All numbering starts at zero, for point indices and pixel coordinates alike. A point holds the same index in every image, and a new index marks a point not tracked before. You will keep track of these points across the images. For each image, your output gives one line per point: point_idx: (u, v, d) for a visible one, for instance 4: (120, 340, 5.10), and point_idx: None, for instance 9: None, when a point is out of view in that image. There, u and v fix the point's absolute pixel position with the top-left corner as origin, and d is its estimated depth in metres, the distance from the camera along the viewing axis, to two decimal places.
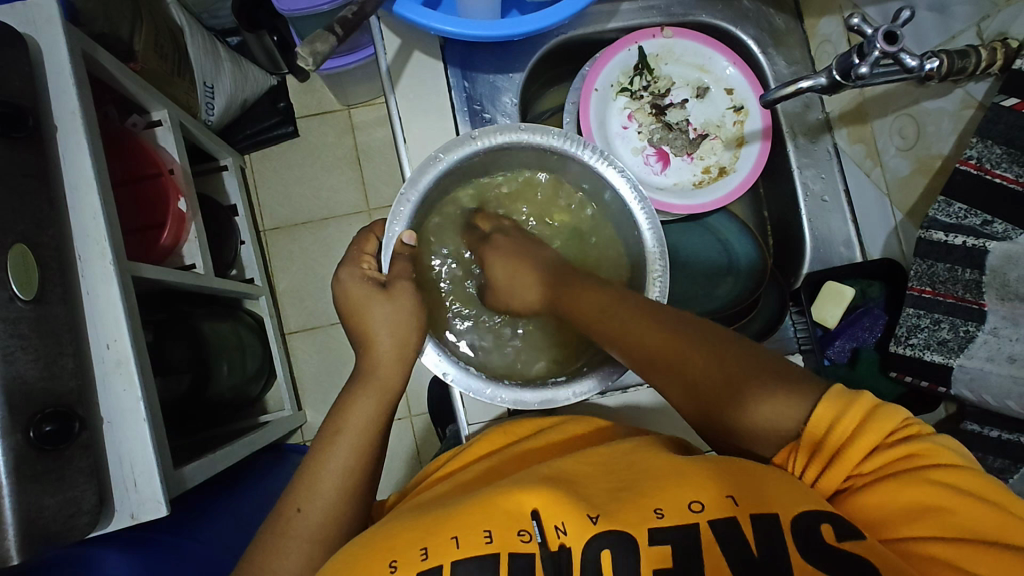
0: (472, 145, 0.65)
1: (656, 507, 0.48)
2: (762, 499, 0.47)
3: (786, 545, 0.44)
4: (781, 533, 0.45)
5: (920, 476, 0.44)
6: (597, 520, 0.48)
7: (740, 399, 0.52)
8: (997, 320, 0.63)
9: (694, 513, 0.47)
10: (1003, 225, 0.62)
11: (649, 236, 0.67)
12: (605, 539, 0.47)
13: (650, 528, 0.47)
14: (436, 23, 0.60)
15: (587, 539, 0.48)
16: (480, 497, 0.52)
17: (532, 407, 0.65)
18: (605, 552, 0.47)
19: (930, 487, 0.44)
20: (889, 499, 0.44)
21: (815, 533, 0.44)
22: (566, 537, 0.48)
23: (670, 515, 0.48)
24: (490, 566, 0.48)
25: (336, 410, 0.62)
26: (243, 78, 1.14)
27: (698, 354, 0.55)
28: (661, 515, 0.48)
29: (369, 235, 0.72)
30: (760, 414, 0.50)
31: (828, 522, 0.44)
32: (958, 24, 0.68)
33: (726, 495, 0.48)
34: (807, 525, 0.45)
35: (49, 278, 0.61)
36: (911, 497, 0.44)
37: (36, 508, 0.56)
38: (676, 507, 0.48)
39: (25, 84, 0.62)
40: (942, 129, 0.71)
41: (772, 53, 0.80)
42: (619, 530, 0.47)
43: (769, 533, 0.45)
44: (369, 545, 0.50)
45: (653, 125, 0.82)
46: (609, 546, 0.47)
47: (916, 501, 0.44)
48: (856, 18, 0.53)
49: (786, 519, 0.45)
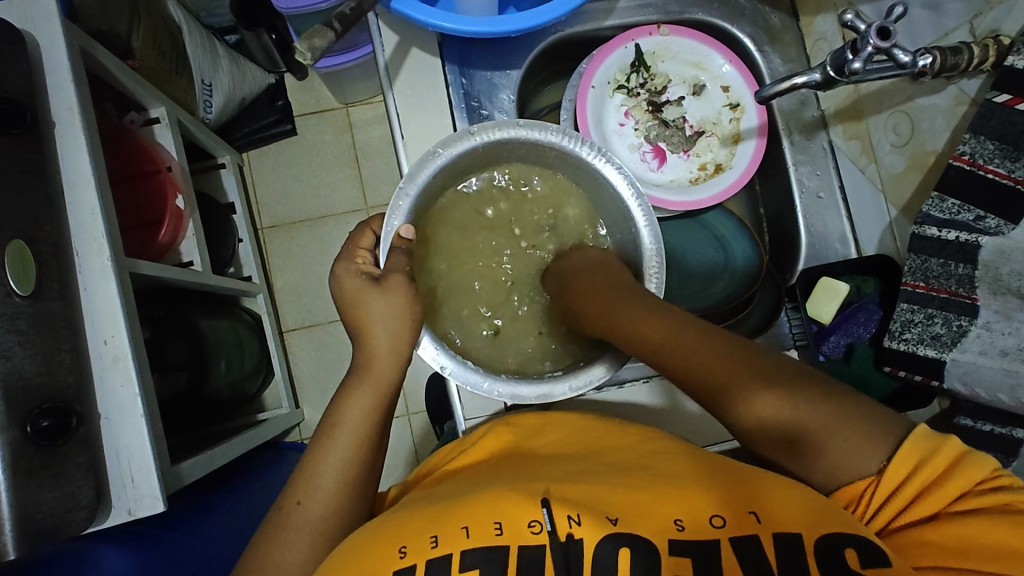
0: (471, 140, 0.66)
1: (675, 517, 0.49)
2: (787, 517, 0.48)
3: (806, 561, 0.45)
4: (802, 551, 0.46)
5: (1010, 519, 0.44)
6: (615, 522, 0.48)
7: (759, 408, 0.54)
8: (991, 315, 0.63)
9: (715, 528, 0.48)
10: (995, 220, 0.63)
11: (646, 234, 0.67)
12: (622, 538, 0.47)
13: (672, 539, 0.48)
14: (434, 20, 0.60)
15: (601, 537, 0.47)
16: (493, 490, 0.53)
17: (529, 402, 0.65)
18: (622, 551, 0.47)
19: (1020, 531, 0.43)
20: (972, 537, 0.44)
21: (839, 560, 0.44)
22: (577, 527, 0.48)
23: (690, 528, 0.48)
24: (499, 560, 0.48)
25: (335, 402, 0.63)
26: (241, 76, 1.14)
27: (729, 366, 0.57)
28: (681, 527, 0.48)
29: (365, 228, 0.72)
30: (777, 422, 0.53)
31: (852, 549, 0.45)
32: (951, 22, 0.69)
33: (748, 511, 0.49)
34: (833, 549, 0.45)
35: (48, 274, 0.61)
36: (993, 537, 0.43)
37: (34, 503, 0.56)
38: (697, 521, 0.49)
39: (23, 80, 0.63)
40: (936, 125, 0.72)
41: (768, 51, 0.81)
42: (636, 533, 0.48)
43: (790, 549, 0.46)
44: (380, 532, 0.51)
45: (650, 122, 0.82)
46: (629, 545, 0.47)
47: (998, 541, 0.43)
48: (850, 14, 0.53)
49: (809, 539, 0.46)
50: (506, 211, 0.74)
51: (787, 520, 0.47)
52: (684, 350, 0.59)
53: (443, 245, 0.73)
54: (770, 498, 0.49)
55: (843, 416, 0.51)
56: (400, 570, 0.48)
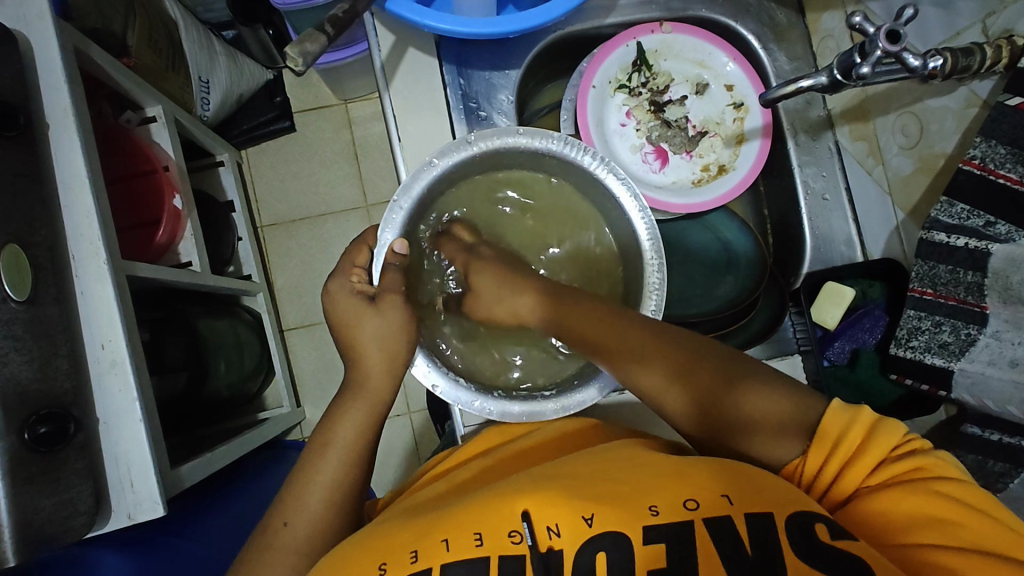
0: (468, 150, 0.64)
1: (651, 503, 0.48)
2: (757, 498, 0.47)
3: (780, 544, 0.45)
4: (775, 534, 0.45)
5: (924, 486, 0.46)
6: (592, 523, 0.48)
7: (745, 398, 0.54)
8: (1000, 323, 0.62)
9: (689, 511, 0.48)
10: (1006, 226, 0.61)
11: (647, 244, 0.66)
12: (601, 541, 0.47)
13: (644, 526, 0.47)
14: (430, 21, 0.59)
15: (582, 542, 0.48)
16: (474, 498, 0.52)
17: (519, 420, 0.64)
18: (599, 555, 0.47)
19: (932, 497, 0.46)
20: (892, 508, 0.47)
21: (811, 532, 0.45)
22: (557, 539, 0.48)
23: (664, 512, 0.48)
24: (481, 568, 0.48)
25: (325, 421, 0.62)
26: (238, 72, 1.12)
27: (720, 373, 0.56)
28: (656, 513, 0.48)
29: (362, 244, 0.70)
30: (767, 414, 0.52)
31: (822, 522, 0.45)
32: (963, 20, 0.67)
33: (720, 493, 0.48)
34: (805, 525, 0.46)
35: (43, 278, 0.60)
36: (913, 506, 0.46)
37: (33, 510, 0.56)
38: (671, 504, 0.48)
39: (14, 82, 0.61)
40: (945, 128, 0.68)
41: (774, 49, 0.79)
42: (614, 531, 0.47)
43: (764, 531, 0.46)
44: (363, 546, 0.51)
45: (652, 122, 0.80)
46: (605, 548, 0.47)
47: (914, 511, 0.46)
48: (858, 16, 0.51)
49: (780, 516, 0.46)
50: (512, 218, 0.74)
51: (757, 499, 0.47)
52: (677, 357, 0.57)
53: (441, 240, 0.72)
54: (747, 486, 0.48)
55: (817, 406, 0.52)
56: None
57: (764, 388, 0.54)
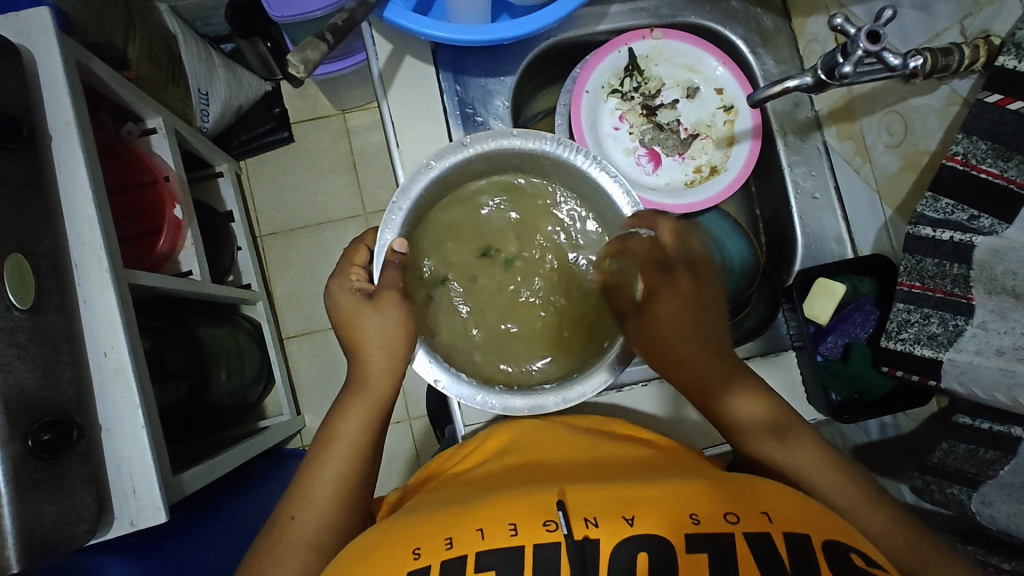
0: (464, 151, 0.66)
1: (691, 512, 0.49)
2: (793, 520, 0.50)
3: (817, 561, 0.47)
4: (813, 553, 0.47)
5: None
6: (633, 522, 0.49)
7: (741, 403, 0.66)
8: (986, 313, 0.64)
9: (730, 524, 0.49)
10: (988, 219, 0.63)
11: (640, 241, 0.66)
12: (641, 541, 0.48)
13: (686, 533, 0.48)
14: (426, 30, 0.61)
15: (620, 539, 0.48)
16: (513, 494, 0.53)
17: (521, 413, 0.64)
18: (640, 554, 0.47)
19: None
20: None
21: (845, 559, 0.47)
22: (595, 529, 0.48)
23: (704, 522, 0.49)
24: (516, 561, 0.48)
25: (330, 417, 0.64)
26: (237, 84, 1.14)
27: (734, 372, 0.67)
28: (697, 521, 0.49)
29: (360, 244, 0.71)
30: (763, 419, 0.65)
31: (856, 553, 0.48)
32: (942, 23, 0.69)
33: (760, 511, 0.50)
34: (840, 552, 0.48)
35: (46, 287, 0.61)
36: None
37: (37, 516, 0.56)
38: (712, 516, 0.49)
39: (19, 95, 0.63)
40: (928, 126, 0.71)
41: (761, 53, 0.81)
42: (653, 533, 0.48)
43: (801, 549, 0.47)
44: (397, 534, 0.52)
45: (644, 126, 0.82)
46: (647, 549, 0.47)
47: None
48: (839, 18, 0.53)
49: (817, 540, 0.48)
50: (517, 199, 0.73)
51: (796, 521, 0.50)
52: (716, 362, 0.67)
53: (451, 217, 0.72)
54: (782, 506, 0.51)
55: (798, 424, 0.66)
56: (415, 570, 0.48)
57: (758, 395, 0.67)
